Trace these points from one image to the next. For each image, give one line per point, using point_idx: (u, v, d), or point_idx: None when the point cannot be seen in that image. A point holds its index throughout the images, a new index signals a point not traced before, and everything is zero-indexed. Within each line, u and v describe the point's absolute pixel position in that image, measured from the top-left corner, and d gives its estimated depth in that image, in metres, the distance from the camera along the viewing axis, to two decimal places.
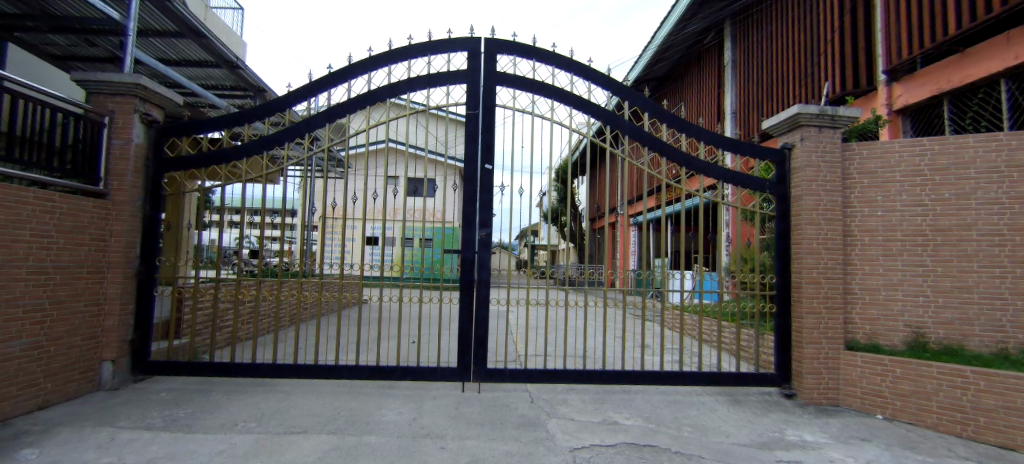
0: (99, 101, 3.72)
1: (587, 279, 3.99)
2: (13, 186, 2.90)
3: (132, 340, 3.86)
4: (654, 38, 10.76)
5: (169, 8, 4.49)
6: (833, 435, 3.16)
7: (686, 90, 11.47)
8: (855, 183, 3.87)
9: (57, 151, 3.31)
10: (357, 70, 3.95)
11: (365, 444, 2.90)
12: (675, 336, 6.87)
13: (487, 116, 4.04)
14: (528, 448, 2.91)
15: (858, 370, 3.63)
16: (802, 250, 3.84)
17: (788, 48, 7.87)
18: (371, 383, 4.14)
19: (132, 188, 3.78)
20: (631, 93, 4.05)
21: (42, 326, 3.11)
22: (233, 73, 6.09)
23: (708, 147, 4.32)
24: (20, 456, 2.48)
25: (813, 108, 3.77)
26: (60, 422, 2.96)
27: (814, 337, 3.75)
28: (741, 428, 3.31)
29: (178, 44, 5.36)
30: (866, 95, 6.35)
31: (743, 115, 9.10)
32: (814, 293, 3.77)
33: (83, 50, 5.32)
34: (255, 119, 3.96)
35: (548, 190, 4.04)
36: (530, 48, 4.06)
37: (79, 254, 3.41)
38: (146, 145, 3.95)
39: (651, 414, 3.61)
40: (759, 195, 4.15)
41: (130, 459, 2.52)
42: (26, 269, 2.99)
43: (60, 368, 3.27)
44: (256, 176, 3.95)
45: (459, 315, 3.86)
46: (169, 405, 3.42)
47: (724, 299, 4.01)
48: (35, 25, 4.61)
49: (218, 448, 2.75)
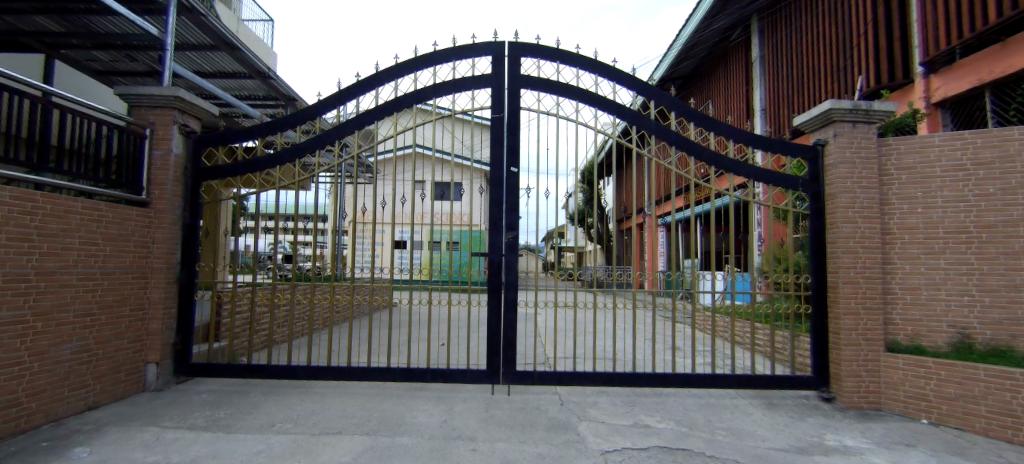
0: (141, 114, 3.88)
1: (616, 281, 3.95)
2: (64, 197, 3.07)
3: (175, 343, 4.00)
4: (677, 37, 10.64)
5: (204, 22, 4.65)
6: (875, 440, 3.06)
7: (713, 87, 11.27)
8: (893, 180, 3.75)
9: (104, 162, 3.46)
10: (384, 78, 4.01)
11: (398, 445, 2.95)
12: (710, 339, 6.75)
13: (512, 120, 4.03)
14: (559, 451, 2.90)
15: (900, 373, 3.51)
16: (838, 250, 3.75)
17: (819, 42, 7.63)
18: (402, 384, 4.18)
19: (172, 197, 3.91)
20: (658, 93, 3.99)
21: (92, 330, 3.27)
22: (265, 84, 6.27)
23: (736, 146, 4.21)
24: (73, 454, 2.61)
25: (846, 103, 3.68)
26: (108, 422, 3.09)
27: (852, 338, 3.65)
28: (778, 432, 3.24)
29: (213, 57, 5.53)
30: (902, 89, 6.15)
31: (773, 112, 8.86)
32: (851, 294, 3.67)
33: (124, 66, 5.51)
34: (286, 127, 4.01)
35: (573, 191, 3.97)
36: (554, 50, 4.05)
37: (124, 261, 3.55)
38: (185, 155, 4.08)
39: (683, 417, 3.56)
40: (792, 193, 4.05)
41: (174, 459, 2.62)
42: (76, 275, 3.15)
43: (109, 371, 3.43)
44: (289, 183, 4.00)
45: (487, 318, 3.89)
46: (210, 406, 3.54)
47: (759, 300, 3.80)
48: (78, 44, 4.82)
49: (257, 447, 2.84)
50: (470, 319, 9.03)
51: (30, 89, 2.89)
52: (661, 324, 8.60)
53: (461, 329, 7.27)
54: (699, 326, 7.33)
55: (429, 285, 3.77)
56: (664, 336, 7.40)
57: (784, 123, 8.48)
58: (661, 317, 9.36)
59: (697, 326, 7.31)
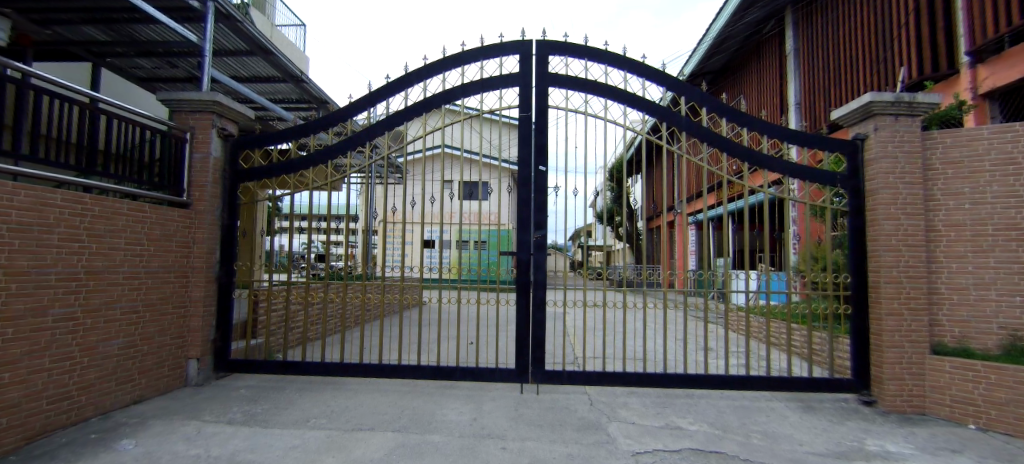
0: (181, 119, 4.02)
1: (645, 281, 3.87)
2: (110, 199, 3.21)
3: (215, 340, 4.14)
4: (707, 32, 10.48)
5: (240, 28, 4.80)
6: (920, 446, 2.93)
7: (746, 81, 11.03)
8: (938, 175, 3.59)
9: (147, 165, 3.60)
10: (413, 79, 4.06)
11: (428, 442, 2.98)
12: (743, 340, 6.60)
13: (540, 119, 4.02)
14: (589, 451, 2.88)
15: (946, 376, 3.36)
16: (879, 248, 3.61)
17: (857, 32, 7.36)
18: (432, 382, 4.22)
19: (210, 199, 4.04)
20: (688, 88, 3.91)
21: (137, 327, 3.40)
22: (298, 88, 6.44)
23: (771, 142, 4.09)
24: (121, 445, 2.72)
25: (888, 95, 3.53)
26: (152, 415, 3.21)
27: (895, 340, 3.51)
28: (815, 436, 3.15)
29: (247, 62, 5.70)
30: (946, 79, 5.90)
31: (808, 106, 8.59)
32: (894, 293, 3.53)
33: (165, 73, 5.73)
34: (318, 129, 4.10)
35: (601, 190, 3.89)
36: (582, 47, 4.02)
37: (166, 260, 3.69)
38: (223, 158, 4.21)
39: (716, 419, 3.48)
40: (830, 189, 3.92)
41: (214, 452, 2.71)
42: (122, 274, 3.28)
43: (153, 365, 3.56)
44: (322, 183, 4.09)
45: (517, 316, 3.89)
46: (247, 401, 3.64)
47: (795, 300, 3.68)
48: (122, 53, 5.05)
49: (293, 442, 2.91)
50: (498, 318, 9.08)
51: (75, 96, 3.05)
52: (692, 324, 8.46)
53: (490, 328, 7.30)
54: (733, 327, 7.18)
55: (458, 283, 3.78)
56: (696, 337, 7.28)
57: (821, 118, 8.22)
58: (692, 317, 9.20)
59: (731, 327, 7.16)
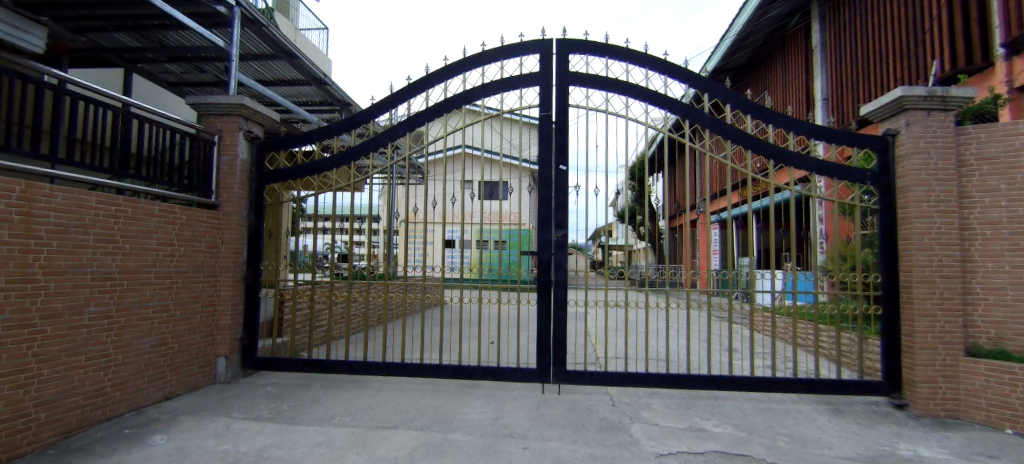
0: (210, 122, 4.12)
1: (668, 280, 3.81)
2: (143, 202, 3.30)
3: (243, 338, 4.23)
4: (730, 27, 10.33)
5: (265, 33, 4.90)
6: (954, 451, 2.84)
7: (771, 77, 10.83)
8: (973, 171, 3.47)
9: (177, 168, 3.69)
10: (434, 79, 4.09)
11: (450, 441, 3.00)
12: (771, 342, 6.48)
13: (560, 118, 4.01)
14: (611, 452, 2.87)
15: (982, 380, 3.24)
16: (911, 247, 3.51)
17: (886, 26, 7.17)
18: (453, 381, 4.24)
19: (238, 200, 4.13)
20: (710, 85, 3.86)
21: (168, 325, 3.49)
22: (322, 90, 6.54)
23: (797, 138, 4.01)
24: (154, 440, 2.80)
25: (920, 89, 3.42)
26: (183, 411, 3.30)
27: (928, 342, 3.41)
28: (844, 440, 3.08)
29: (272, 66, 5.82)
30: (979, 73, 5.70)
31: (836, 101, 8.39)
32: (927, 294, 3.43)
33: (194, 77, 5.88)
34: (342, 131, 4.16)
35: (622, 189, 3.82)
36: (603, 45, 4.00)
37: (196, 260, 3.78)
38: (249, 160, 4.30)
39: (742, 422, 3.43)
40: (859, 187, 3.82)
41: (242, 448, 2.77)
42: (154, 273, 3.38)
43: (184, 363, 3.66)
44: (344, 184, 4.15)
45: (537, 316, 3.87)
46: (273, 398, 3.72)
47: (823, 300, 3.56)
48: (154, 59, 5.20)
49: (318, 439, 2.96)
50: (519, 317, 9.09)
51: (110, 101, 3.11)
52: (717, 325, 8.34)
53: (511, 328, 7.33)
54: (759, 328, 7.05)
55: (479, 283, 3.77)
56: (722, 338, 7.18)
57: (849, 113, 8.02)
58: (717, 318, 9.07)
59: (757, 328, 7.03)
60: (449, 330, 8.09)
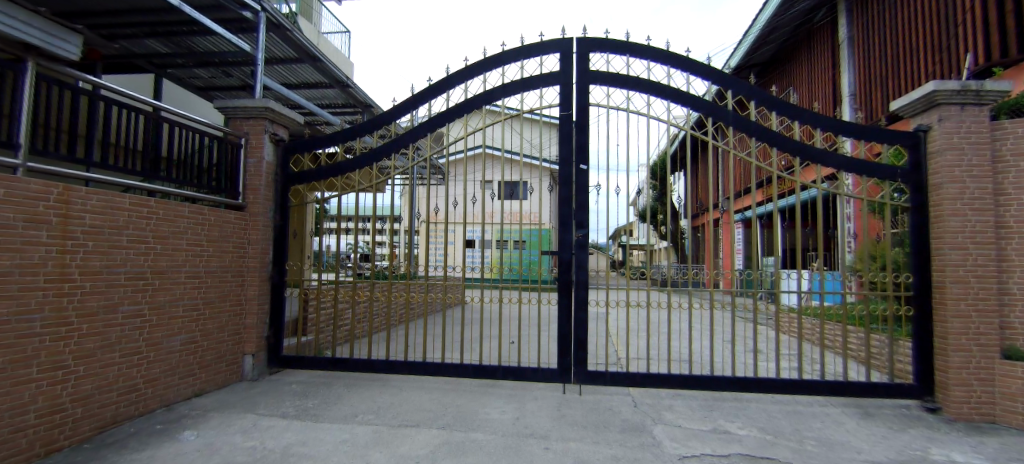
0: (237, 125, 4.23)
1: (691, 281, 3.75)
2: (173, 203, 3.40)
3: (269, 336, 4.33)
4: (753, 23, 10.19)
5: (289, 37, 4.99)
6: (990, 457, 2.75)
7: (797, 72, 10.62)
8: (1010, 167, 3.35)
9: (206, 171, 3.78)
10: (455, 80, 4.12)
11: (472, 440, 3.01)
12: (799, 344, 6.34)
13: (582, 117, 4.01)
14: (633, 454, 2.85)
15: (1019, 384, 3.13)
16: (944, 246, 3.41)
17: (917, 19, 6.98)
18: (474, 381, 4.26)
19: (263, 202, 4.22)
20: (734, 82, 3.81)
21: (197, 324, 3.59)
22: (344, 92, 6.64)
23: (824, 135, 3.93)
24: (185, 435, 2.89)
25: (952, 84, 3.33)
26: (212, 408, 3.39)
27: (961, 344, 3.31)
28: (874, 444, 3.01)
29: (296, 70, 5.93)
30: (1016, 66, 5.52)
31: (864, 96, 8.19)
32: (961, 295, 3.33)
33: (220, 82, 6.03)
34: (364, 132, 4.21)
35: (644, 188, 3.79)
36: (624, 43, 3.97)
37: (224, 260, 3.87)
38: (274, 162, 4.39)
39: (768, 424, 3.37)
40: (889, 185, 3.73)
41: (269, 445, 2.83)
42: (184, 273, 3.47)
43: (212, 360, 3.76)
44: (367, 185, 4.20)
45: (558, 316, 3.87)
46: (298, 396, 3.79)
47: (851, 301, 3.47)
48: (183, 65, 5.35)
49: (342, 436, 3.01)
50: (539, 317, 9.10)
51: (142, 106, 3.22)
52: (741, 327, 8.21)
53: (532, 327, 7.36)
54: (787, 329, 6.91)
55: (499, 284, 3.76)
56: (748, 340, 7.05)
57: (879, 109, 7.80)
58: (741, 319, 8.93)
59: (785, 330, 6.89)
60: (468, 329, 8.14)
